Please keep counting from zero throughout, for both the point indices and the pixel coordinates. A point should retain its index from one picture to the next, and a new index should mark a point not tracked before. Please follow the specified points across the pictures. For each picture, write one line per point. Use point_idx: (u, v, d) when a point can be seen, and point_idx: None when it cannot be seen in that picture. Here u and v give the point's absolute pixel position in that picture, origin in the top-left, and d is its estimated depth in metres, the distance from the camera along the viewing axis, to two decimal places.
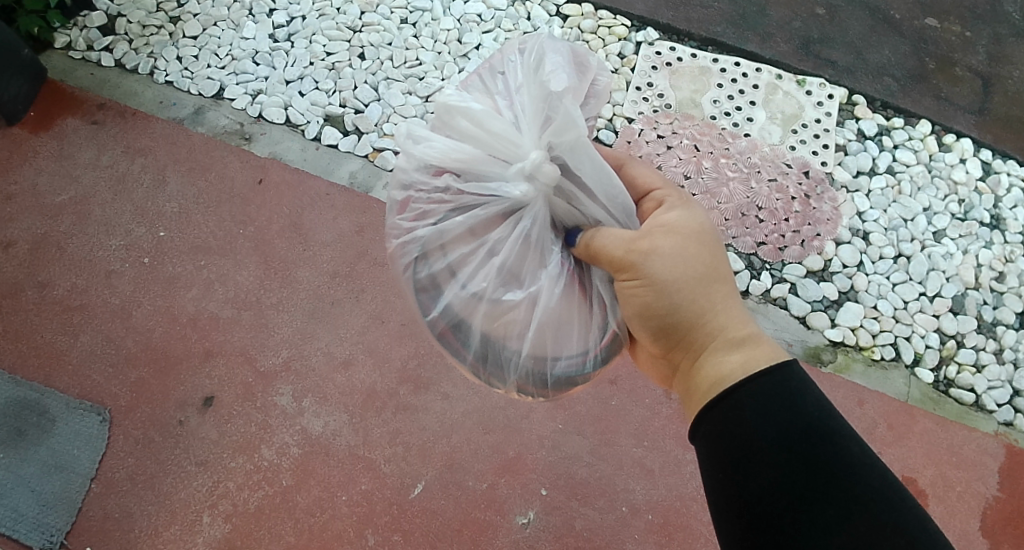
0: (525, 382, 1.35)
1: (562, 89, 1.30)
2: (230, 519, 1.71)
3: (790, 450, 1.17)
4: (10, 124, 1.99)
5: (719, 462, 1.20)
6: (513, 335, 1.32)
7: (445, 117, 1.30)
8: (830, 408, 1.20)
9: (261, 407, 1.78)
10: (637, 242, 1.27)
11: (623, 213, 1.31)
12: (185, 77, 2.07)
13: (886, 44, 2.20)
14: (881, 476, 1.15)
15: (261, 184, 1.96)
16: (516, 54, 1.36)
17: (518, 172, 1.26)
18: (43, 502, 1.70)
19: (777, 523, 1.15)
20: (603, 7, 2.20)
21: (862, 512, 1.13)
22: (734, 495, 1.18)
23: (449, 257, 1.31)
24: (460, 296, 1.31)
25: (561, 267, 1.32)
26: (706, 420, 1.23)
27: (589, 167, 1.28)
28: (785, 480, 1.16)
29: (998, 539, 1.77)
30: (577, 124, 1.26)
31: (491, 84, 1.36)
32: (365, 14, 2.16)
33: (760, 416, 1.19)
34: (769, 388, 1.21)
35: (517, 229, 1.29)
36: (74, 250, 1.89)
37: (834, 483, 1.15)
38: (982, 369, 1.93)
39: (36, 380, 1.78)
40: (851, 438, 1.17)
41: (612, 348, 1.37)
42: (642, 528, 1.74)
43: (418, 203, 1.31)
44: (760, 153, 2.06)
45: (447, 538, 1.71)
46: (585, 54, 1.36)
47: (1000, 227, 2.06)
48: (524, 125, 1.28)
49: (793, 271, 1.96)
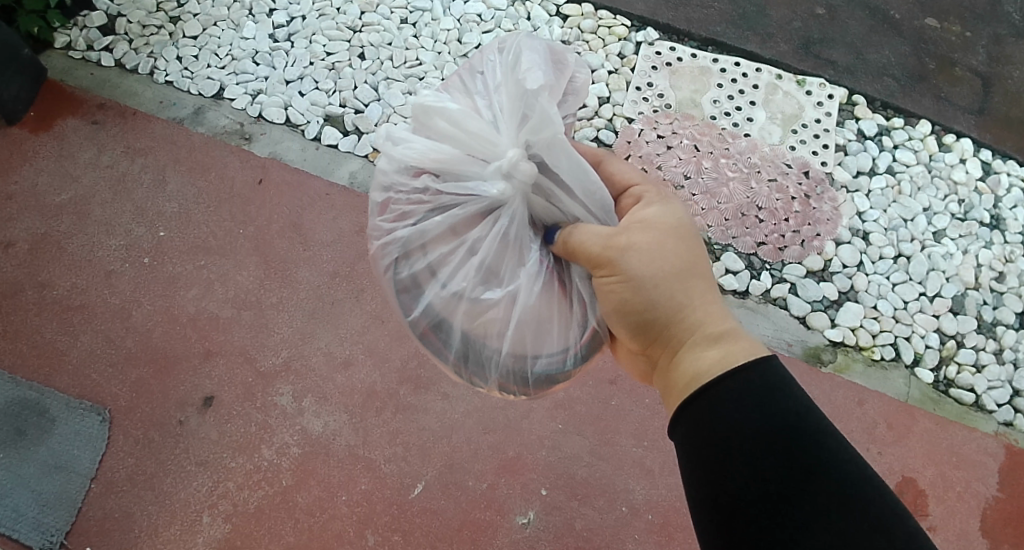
0: (506, 381, 1.34)
1: (538, 87, 1.29)
2: (230, 518, 1.71)
3: (769, 445, 1.17)
4: (10, 124, 1.99)
5: (698, 458, 1.20)
6: (493, 333, 1.32)
7: (423, 118, 1.30)
8: (808, 402, 1.19)
9: (261, 407, 1.78)
10: (615, 238, 1.27)
11: (601, 209, 1.31)
12: (185, 77, 2.07)
13: (886, 44, 2.20)
14: (861, 470, 1.15)
15: (261, 184, 1.96)
16: (495, 54, 1.36)
17: (496, 171, 1.27)
18: (43, 502, 1.70)
19: (755, 517, 1.15)
20: (603, 6, 2.20)
21: (840, 507, 1.13)
22: (715, 490, 1.18)
23: (430, 257, 1.31)
24: (441, 296, 1.31)
25: (540, 264, 1.32)
26: (685, 414, 1.23)
27: (567, 164, 1.28)
28: (763, 474, 1.16)
29: (998, 539, 1.77)
30: (554, 122, 1.26)
31: (470, 84, 1.36)
32: (366, 14, 2.16)
33: (737, 411, 1.19)
34: (747, 383, 1.20)
35: (495, 227, 1.29)
36: (74, 250, 1.89)
37: (812, 477, 1.14)
38: (982, 369, 1.93)
39: (36, 380, 1.78)
40: (829, 433, 1.17)
41: (593, 345, 1.36)
42: (642, 528, 1.74)
43: (397, 204, 1.32)
44: (760, 153, 2.06)
45: (446, 538, 1.71)
46: (563, 53, 1.35)
47: (1000, 227, 2.06)
48: (502, 124, 1.29)
49: (793, 271, 1.96)
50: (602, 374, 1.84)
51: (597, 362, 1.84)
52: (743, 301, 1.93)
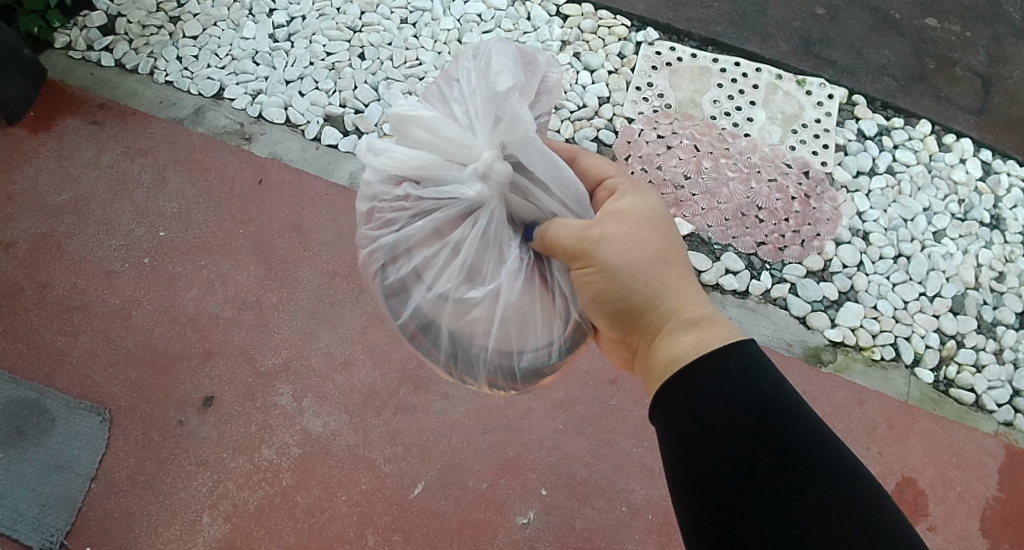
0: (495, 377, 1.34)
1: (509, 89, 1.28)
2: (230, 519, 1.71)
3: (743, 426, 1.16)
4: (10, 124, 1.99)
5: (678, 438, 1.19)
6: (479, 331, 1.32)
7: (400, 128, 1.30)
8: (783, 385, 1.19)
9: (261, 407, 1.78)
10: (590, 229, 1.27)
11: (576, 203, 1.31)
12: (185, 77, 2.07)
13: (887, 44, 2.20)
14: (835, 452, 1.15)
15: (261, 184, 1.96)
16: (470, 61, 1.36)
17: (473, 173, 1.27)
18: (42, 502, 1.70)
19: (731, 499, 1.15)
20: (603, 6, 2.20)
21: (813, 489, 1.13)
22: (692, 471, 1.18)
23: (415, 261, 1.31)
24: (427, 298, 1.31)
25: (521, 261, 1.32)
26: (664, 399, 1.23)
27: (541, 162, 1.28)
28: (739, 454, 1.16)
29: (998, 539, 1.77)
30: (525, 122, 1.25)
31: (447, 92, 1.36)
32: (365, 14, 2.16)
33: (712, 396, 1.19)
34: (724, 365, 1.20)
35: (474, 228, 1.30)
36: (74, 249, 1.89)
37: (787, 460, 1.14)
38: (982, 369, 1.93)
39: (36, 380, 1.78)
40: (804, 413, 1.18)
41: (577, 337, 1.37)
42: (642, 528, 1.74)
43: (381, 212, 1.32)
44: (760, 153, 2.06)
45: (447, 538, 1.71)
46: (533, 54, 1.36)
47: (1000, 227, 2.06)
48: (477, 127, 1.29)
49: (793, 271, 1.96)
50: (602, 373, 1.84)
51: (597, 362, 1.84)
52: (742, 301, 1.93)
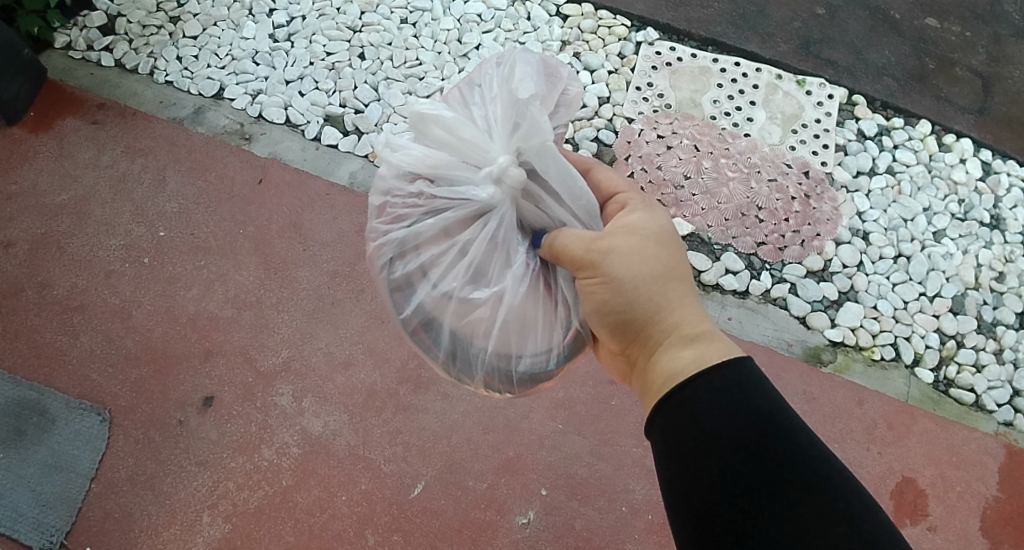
0: (491, 379, 1.34)
1: (530, 97, 1.29)
2: (230, 519, 1.71)
3: (740, 441, 1.16)
4: (10, 124, 1.98)
5: (675, 452, 1.19)
6: (480, 333, 1.32)
7: (419, 125, 1.29)
8: (780, 401, 1.20)
9: (261, 406, 1.78)
10: (598, 241, 1.27)
11: (587, 214, 1.32)
12: (185, 77, 2.06)
13: (886, 44, 2.20)
14: (832, 466, 1.15)
15: (261, 184, 1.96)
16: (493, 68, 1.36)
17: (487, 176, 1.27)
18: (43, 502, 1.70)
19: (726, 513, 1.15)
20: (603, 6, 2.20)
21: (808, 501, 1.13)
22: (688, 484, 1.18)
23: (423, 257, 1.31)
24: (431, 295, 1.31)
25: (527, 266, 1.32)
26: (662, 412, 1.23)
27: (555, 170, 1.28)
28: (735, 468, 1.16)
29: (998, 539, 1.77)
30: (543, 129, 1.25)
31: (468, 95, 1.36)
32: (365, 14, 2.16)
33: (711, 411, 1.19)
34: (722, 382, 1.21)
35: (484, 230, 1.29)
36: (74, 250, 1.89)
37: (783, 474, 1.14)
38: (982, 369, 1.93)
39: (36, 380, 1.78)
40: (800, 428, 1.18)
41: (577, 345, 1.36)
42: (642, 528, 1.74)
43: (394, 207, 1.32)
44: (760, 153, 2.06)
45: (447, 538, 1.71)
46: (556, 66, 1.36)
47: (1000, 227, 2.06)
48: (494, 131, 1.29)
49: (793, 271, 1.96)
50: (602, 373, 1.84)
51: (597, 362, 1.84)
52: (742, 301, 1.93)
